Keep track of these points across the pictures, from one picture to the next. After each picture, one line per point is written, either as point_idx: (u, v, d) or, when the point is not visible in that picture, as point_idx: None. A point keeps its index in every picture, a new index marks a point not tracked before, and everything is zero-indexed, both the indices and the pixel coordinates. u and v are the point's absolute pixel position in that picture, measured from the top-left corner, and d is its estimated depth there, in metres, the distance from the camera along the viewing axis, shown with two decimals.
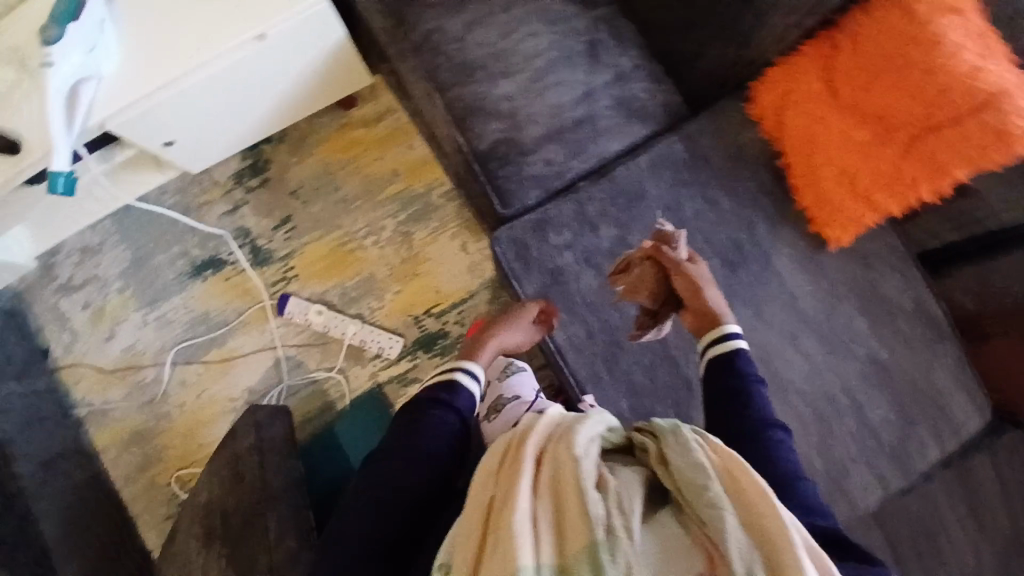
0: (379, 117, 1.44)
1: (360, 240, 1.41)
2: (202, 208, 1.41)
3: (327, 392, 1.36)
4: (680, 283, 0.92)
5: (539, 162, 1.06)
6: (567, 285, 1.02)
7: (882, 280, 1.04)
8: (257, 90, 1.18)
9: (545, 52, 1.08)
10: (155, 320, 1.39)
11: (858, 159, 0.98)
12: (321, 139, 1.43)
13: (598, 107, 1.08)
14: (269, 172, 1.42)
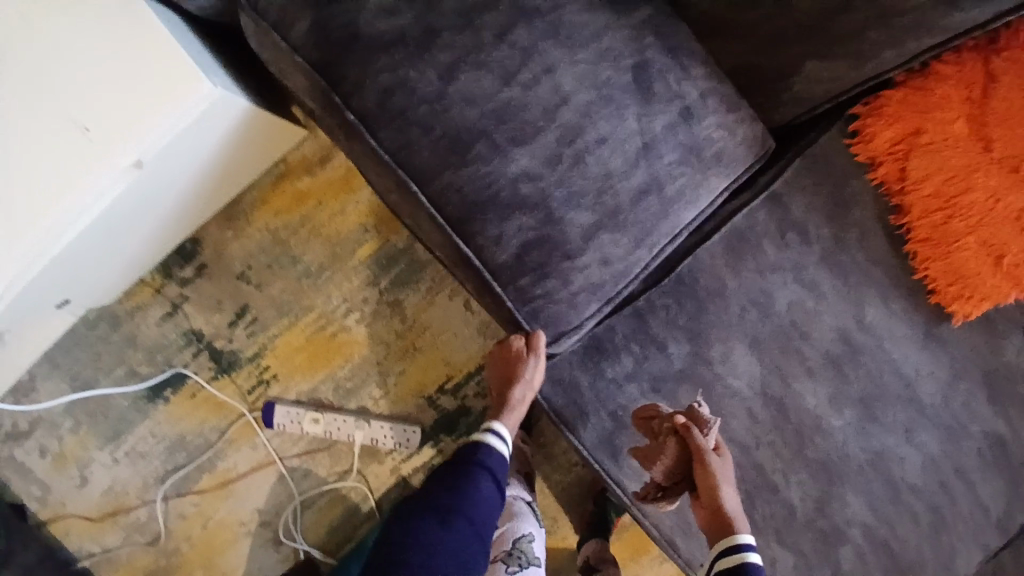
0: (325, 157, 1.12)
1: (341, 319, 1.14)
2: (137, 313, 1.11)
3: (348, 496, 1.18)
4: (703, 477, 0.73)
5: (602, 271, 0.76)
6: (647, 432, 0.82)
7: (1004, 342, 0.86)
8: (154, 200, 0.81)
9: (572, 98, 0.71)
10: (126, 455, 1.14)
11: (1010, 226, 0.74)
12: (259, 200, 1.11)
13: (662, 165, 0.75)
14: (204, 255, 1.10)
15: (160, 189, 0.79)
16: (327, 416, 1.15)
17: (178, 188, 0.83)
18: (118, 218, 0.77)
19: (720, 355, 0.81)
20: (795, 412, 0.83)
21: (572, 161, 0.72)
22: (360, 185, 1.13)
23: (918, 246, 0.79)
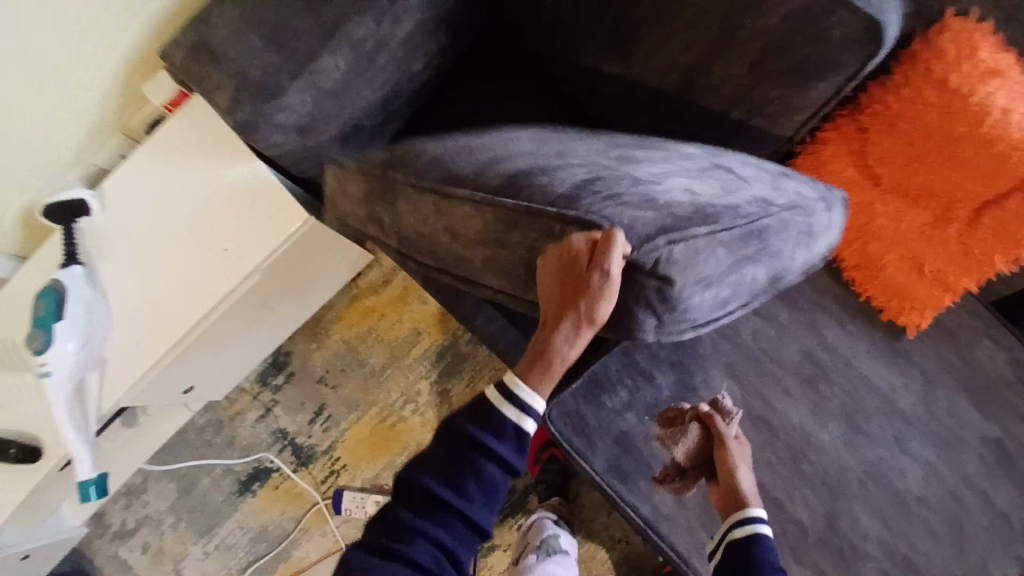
0: (387, 278, 1.38)
1: (400, 410, 1.34)
2: (235, 419, 1.36)
3: None
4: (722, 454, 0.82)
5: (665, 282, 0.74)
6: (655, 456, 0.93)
7: (974, 351, 0.95)
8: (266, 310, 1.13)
9: (614, 142, 0.86)
10: (215, 548, 1.32)
11: (920, 242, 0.90)
12: (337, 313, 1.37)
13: (697, 154, 0.83)
14: (291, 365, 1.36)
15: (268, 300, 1.09)
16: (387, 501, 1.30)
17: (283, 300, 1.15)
18: (237, 321, 1.07)
19: (702, 381, 0.95)
20: (783, 428, 0.93)
21: (621, 157, 0.79)
22: (413, 296, 1.37)
23: (854, 272, 0.95)
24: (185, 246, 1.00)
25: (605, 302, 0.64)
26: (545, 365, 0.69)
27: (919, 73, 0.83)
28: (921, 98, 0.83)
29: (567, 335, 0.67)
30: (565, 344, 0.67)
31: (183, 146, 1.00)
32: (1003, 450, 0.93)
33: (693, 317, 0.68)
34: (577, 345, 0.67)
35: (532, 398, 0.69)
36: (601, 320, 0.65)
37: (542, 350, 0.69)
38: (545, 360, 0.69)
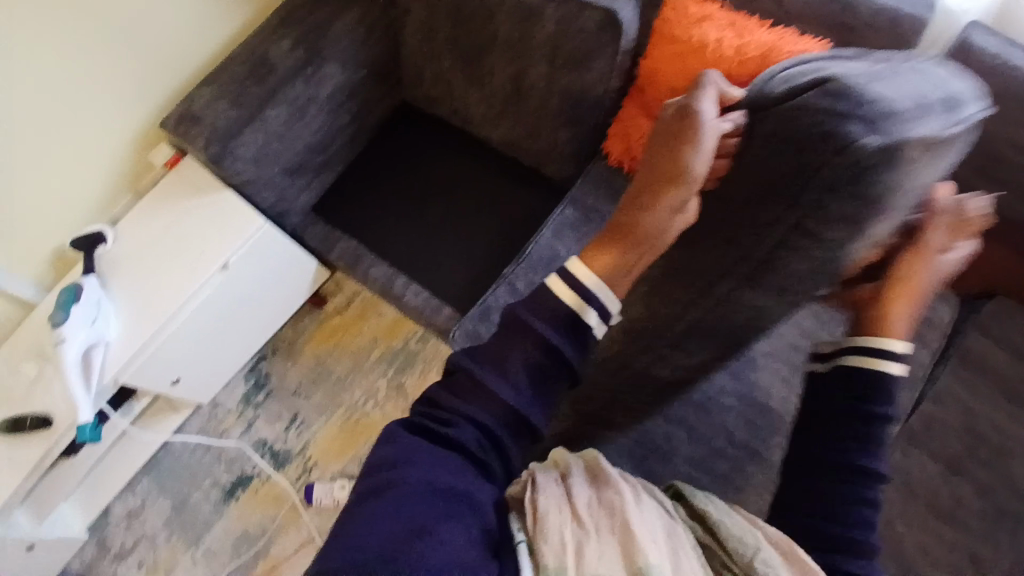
0: (348, 301, 1.64)
1: (364, 408, 1.53)
2: (223, 436, 1.54)
3: None
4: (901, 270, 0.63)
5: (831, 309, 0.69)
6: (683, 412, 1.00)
7: None
8: (237, 309, 1.36)
9: None
10: (203, 555, 1.43)
11: None
12: (307, 336, 1.62)
13: None
14: (271, 383, 1.58)
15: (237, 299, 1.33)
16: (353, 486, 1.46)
17: (253, 305, 1.40)
18: (214, 317, 1.30)
19: None
20: None
21: None
22: (370, 312, 1.63)
23: None
24: (174, 249, 1.26)
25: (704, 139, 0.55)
26: (632, 232, 0.56)
27: (658, 38, 1.16)
28: (665, 53, 1.15)
29: (660, 202, 0.56)
30: (659, 217, 0.56)
31: (171, 185, 1.34)
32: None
33: (902, 124, 0.47)
34: (666, 212, 0.56)
35: (600, 282, 0.56)
36: (697, 177, 0.55)
37: (629, 220, 0.57)
38: (631, 228, 0.56)
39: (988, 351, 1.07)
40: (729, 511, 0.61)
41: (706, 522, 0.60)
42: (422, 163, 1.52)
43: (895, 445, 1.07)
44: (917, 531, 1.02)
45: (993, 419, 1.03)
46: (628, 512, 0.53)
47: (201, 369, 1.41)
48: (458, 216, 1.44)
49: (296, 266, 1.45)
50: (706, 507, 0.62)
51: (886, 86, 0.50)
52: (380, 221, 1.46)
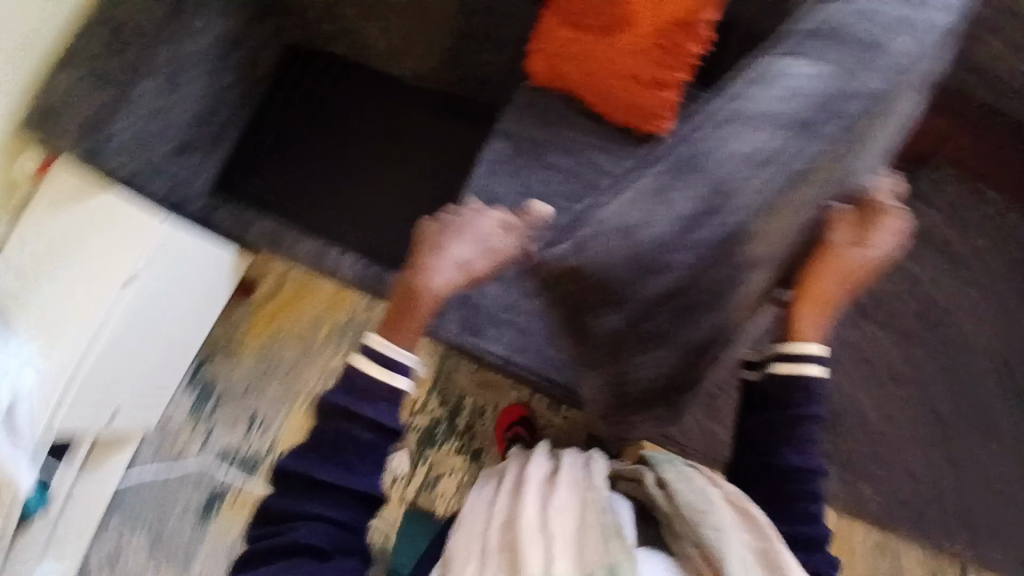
0: (281, 284, 1.56)
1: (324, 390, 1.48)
2: (181, 455, 1.48)
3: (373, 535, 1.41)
4: (816, 272, 0.80)
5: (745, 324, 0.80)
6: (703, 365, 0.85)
7: None
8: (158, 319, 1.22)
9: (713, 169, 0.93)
10: None
11: (632, 59, 1.06)
12: (245, 325, 1.54)
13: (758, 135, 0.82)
14: (219, 389, 1.51)
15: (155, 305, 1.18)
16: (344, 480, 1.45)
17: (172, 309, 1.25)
18: (135, 330, 1.15)
19: None
20: None
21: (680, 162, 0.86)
22: (307, 291, 1.54)
23: (600, 105, 1.12)
24: (66, 269, 1.08)
25: (492, 243, 0.81)
26: (417, 303, 0.76)
27: None
28: None
29: (437, 260, 0.78)
30: (428, 293, 0.76)
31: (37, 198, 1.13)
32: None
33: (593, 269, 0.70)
34: (444, 276, 0.77)
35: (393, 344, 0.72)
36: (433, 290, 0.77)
37: (414, 283, 0.77)
38: (416, 269, 0.78)
39: None
40: (686, 477, 0.68)
41: (662, 492, 0.67)
42: (321, 119, 1.39)
43: None
44: None
45: None
46: (529, 518, 0.62)
47: (132, 389, 1.29)
48: (381, 171, 1.35)
49: (209, 252, 1.29)
50: (658, 479, 0.69)
51: (629, 234, 0.70)
52: (292, 193, 1.35)
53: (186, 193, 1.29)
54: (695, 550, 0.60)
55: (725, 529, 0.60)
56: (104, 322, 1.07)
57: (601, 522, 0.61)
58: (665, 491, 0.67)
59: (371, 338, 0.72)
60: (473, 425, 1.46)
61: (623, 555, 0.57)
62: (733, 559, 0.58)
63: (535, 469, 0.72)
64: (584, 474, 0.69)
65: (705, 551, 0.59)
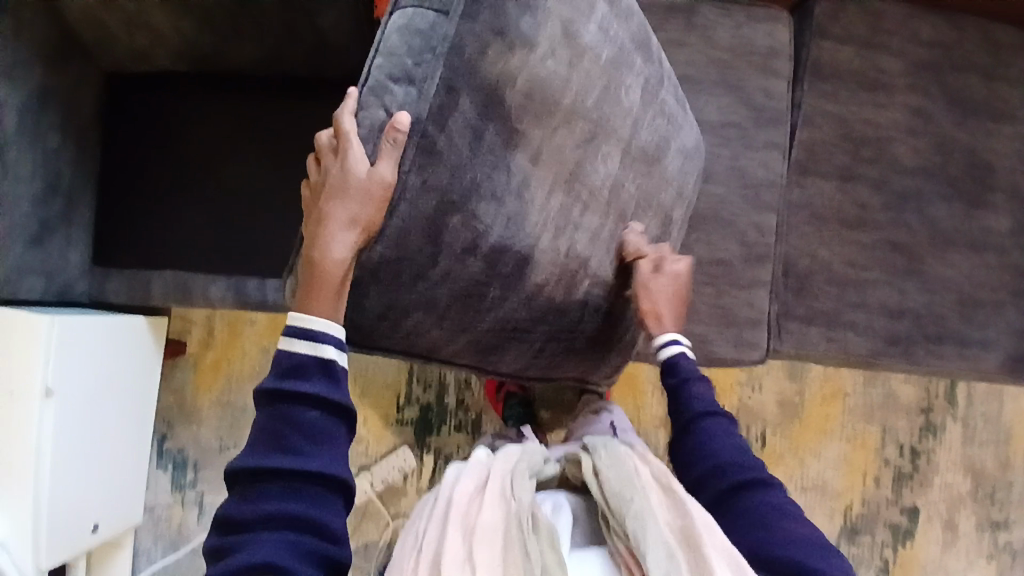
0: (209, 328, 1.42)
1: None
2: (183, 530, 1.39)
3: None
4: (643, 301, 0.82)
5: (574, 205, 0.70)
6: (590, 263, 0.75)
7: None
8: (105, 416, 1.20)
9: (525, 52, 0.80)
10: None
11: None
12: (191, 384, 1.41)
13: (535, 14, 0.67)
14: (192, 456, 1.40)
15: (93, 403, 1.16)
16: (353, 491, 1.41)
17: (117, 402, 1.22)
18: (83, 434, 1.15)
19: None
20: None
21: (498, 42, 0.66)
22: (241, 326, 1.42)
23: None
24: None
25: (373, 188, 0.59)
26: (324, 281, 0.64)
27: None
28: None
29: (334, 227, 0.62)
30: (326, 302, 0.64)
31: None
32: (687, 83, 1.04)
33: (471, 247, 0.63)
34: (344, 247, 0.62)
35: (312, 349, 0.66)
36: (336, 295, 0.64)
37: (315, 255, 0.63)
38: (319, 251, 0.63)
39: (835, 58, 1.07)
40: (617, 461, 0.75)
41: (596, 480, 0.74)
42: (180, 147, 1.21)
43: (791, 183, 1.05)
44: (842, 249, 1.03)
45: (863, 115, 1.06)
46: (466, 530, 0.69)
47: (126, 491, 1.29)
48: (271, 178, 1.22)
49: (135, 325, 1.24)
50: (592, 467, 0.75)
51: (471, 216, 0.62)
52: (186, 235, 1.20)
53: (66, 279, 1.15)
54: (624, 541, 0.69)
55: (647, 516, 0.68)
56: (38, 445, 1.07)
57: (533, 541, 0.67)
58: (607, 471, 0.74)
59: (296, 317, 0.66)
60: (463, 398, 1.41)
61: (553, 570, 0.64)
62: (655, 547, 0.66)
63: (462, 487, 0.73)
64: (507, 485, 0.73)
65: (633, 546, 0.68)
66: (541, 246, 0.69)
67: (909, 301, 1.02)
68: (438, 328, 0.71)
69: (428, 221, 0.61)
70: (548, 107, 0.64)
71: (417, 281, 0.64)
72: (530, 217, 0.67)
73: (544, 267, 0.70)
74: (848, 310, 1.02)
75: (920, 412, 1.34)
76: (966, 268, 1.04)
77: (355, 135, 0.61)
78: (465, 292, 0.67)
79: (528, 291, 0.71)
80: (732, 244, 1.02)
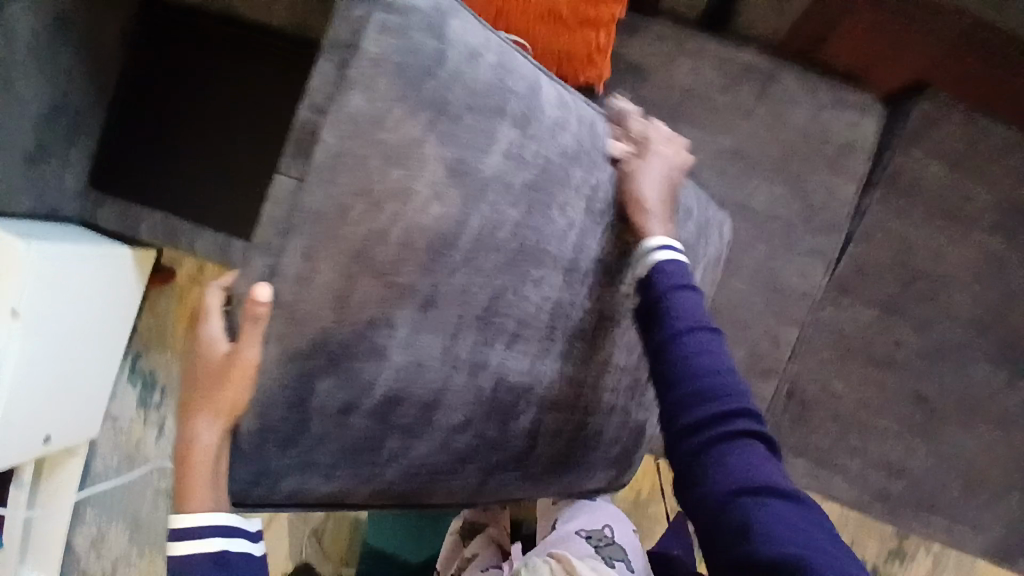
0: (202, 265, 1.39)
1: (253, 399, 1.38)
2: (138, 447, 1.41)
3: (346, 512, 1.39)
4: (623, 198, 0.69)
5: (493, 342, 0.64)
6: (532, 391, 0.69)
7: (673, 67, 0.92)
8: (75, 336, 1.19)
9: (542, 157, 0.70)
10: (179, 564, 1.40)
11: None
12: (173, 316, 1.40)
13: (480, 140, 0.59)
14: (160, 380, 1.41)
15: (60, 324, 1.13)
16: None
17: (90, 324, 1.21)
18: (49, 352, 1.13)
19: None
20: None
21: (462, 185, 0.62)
22: None
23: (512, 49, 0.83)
24: None
25: (228, 367, 0.55)
26: (195, 468, 0.58)
27: None
28: None
29: (200, 410, 0.58)
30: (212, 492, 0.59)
31: None
32: (741, 161, 0.93)
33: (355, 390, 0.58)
34: (212, 433, 0.57)
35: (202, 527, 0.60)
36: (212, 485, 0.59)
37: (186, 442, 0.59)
38: (185, 436, 0.59)
39: (919, 173, 0.93)
40: None
41: None
42: (177, 100, 1.13)
43: (826, 299, 0.94)
44: (858, 387, 0.93)
45: (929, 245, 0.93)
46: None
47: (79, 409, 1.30)
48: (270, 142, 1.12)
49: (116, 255, 1.21)
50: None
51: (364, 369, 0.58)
52: (178, 198, 1.14)
53: (58, 199, 1.12)
54: None
55: None
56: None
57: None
58: None
59: (180, 519, 0.61)
60: None
61: None
62: None
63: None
64: None
65: None
66: (450, 389, 0.63)
67: (914, 462, 0.93)
68: (334, 477, 0.62)
69: (291, 378, 0.55)
70: (443, 251, 0.58)
71: (285, 450, 0.58)
72: (434, 363, 0.61)
73: (458, 409, 0.65)
74: (843, 452, 0.93)
75: (894, 537, 1.26)
76: (991, 443, 0.93)
77: (221, 315, 0.58)
78: (357, 444, 0.61)
79: (442, 433, 0.65)
80: (739, 350, 0.93)
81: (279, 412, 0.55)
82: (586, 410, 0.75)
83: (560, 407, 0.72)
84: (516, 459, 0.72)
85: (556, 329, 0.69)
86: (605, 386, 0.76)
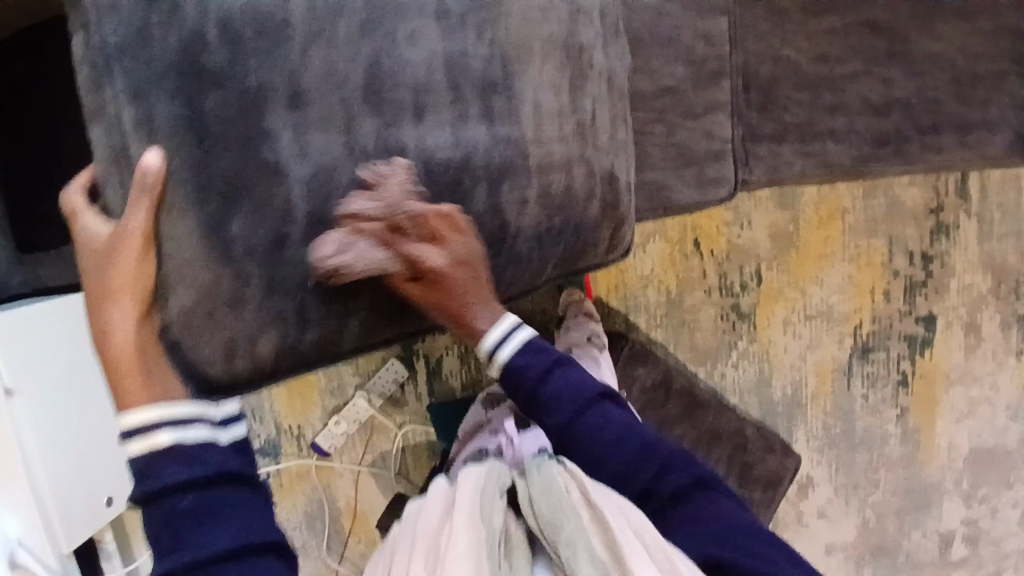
0: None
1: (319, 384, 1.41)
2: None
3: (418, 439, 1.43)
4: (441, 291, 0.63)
5: (394, 119, 0.60)
6: (472, 159, 0.64)
7: None
8: (80, 397, 1.16)
9: None
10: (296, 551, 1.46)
11: None
12: None
13: None
14: None
15: (59, 389, 1.11)
16: (361, 405, 1.40)
17: (88, 380, 1.18)
18: (58, 418, 1.11)
19: None
20: None
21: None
22: None
23: None
24: None
25: (119, 241, 0.53)
26: (125, 370, 0.54)
27: None
28: None
29: (105, 307, 0.53)
30: (145, 395, 0.55)
31: None
32: None
33: (281, 192, 0.55)
34: (129, 324, 0.54)
35: (146, 411, 0.55)
36: (147, 381, 0.55)
37: (101, 344, 0.54)
38: (98, 337, 0.54)
39: None
40: (549, 478, 0.75)
41: (531, 502, 0.74)
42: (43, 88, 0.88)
43: None
44: (810, 42, 0.85)
45: None
46: (440, 539, 0.71)
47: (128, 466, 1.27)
48: None
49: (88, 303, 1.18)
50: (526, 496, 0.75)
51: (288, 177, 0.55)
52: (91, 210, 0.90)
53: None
54: (560, 565, 0.70)
55: (578, 542, 0.68)
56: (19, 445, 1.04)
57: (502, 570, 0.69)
58: (541, 490, 0.74)
59: (128, 418, 0.55)
60: None
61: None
62: (586, 571, 0.67)
63: (428, 519, 0.75)
64: (476, 505, 0.74)
65: (564, 569, 0.69)
66: (378, 185, 0.59)
67: (895, 89, 0.85)
68: (310, 326, 0.58)
69: (201, 224, 0.54)
70: (281, 32, 0.55)
71: (239, 309, 0.55)
72: (335, 161, 0.57)
73: (398, 204, 0.59)
74: (825, 116, 0.86)
75: (929, 215, 1.25)
76: (959, 40, 0.85)
77: (91, 202, 0.56)
78: (314, 275, 0.57)
79: (395, 237, 0.59)
80: (678, 65, 0.86)
81: (193, 246, 0.54)
82: (541, 166, 0.68)
83: (511, 173, 0.66)
84: (488, 241, 0.66)
85: (459, 85, 0.63)
86: (550, 136, 0.69)
